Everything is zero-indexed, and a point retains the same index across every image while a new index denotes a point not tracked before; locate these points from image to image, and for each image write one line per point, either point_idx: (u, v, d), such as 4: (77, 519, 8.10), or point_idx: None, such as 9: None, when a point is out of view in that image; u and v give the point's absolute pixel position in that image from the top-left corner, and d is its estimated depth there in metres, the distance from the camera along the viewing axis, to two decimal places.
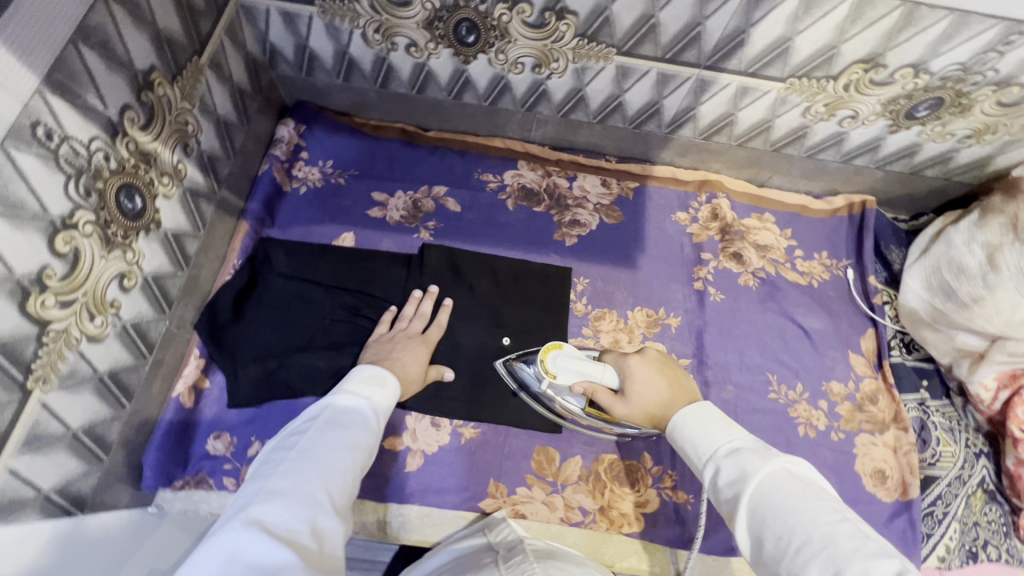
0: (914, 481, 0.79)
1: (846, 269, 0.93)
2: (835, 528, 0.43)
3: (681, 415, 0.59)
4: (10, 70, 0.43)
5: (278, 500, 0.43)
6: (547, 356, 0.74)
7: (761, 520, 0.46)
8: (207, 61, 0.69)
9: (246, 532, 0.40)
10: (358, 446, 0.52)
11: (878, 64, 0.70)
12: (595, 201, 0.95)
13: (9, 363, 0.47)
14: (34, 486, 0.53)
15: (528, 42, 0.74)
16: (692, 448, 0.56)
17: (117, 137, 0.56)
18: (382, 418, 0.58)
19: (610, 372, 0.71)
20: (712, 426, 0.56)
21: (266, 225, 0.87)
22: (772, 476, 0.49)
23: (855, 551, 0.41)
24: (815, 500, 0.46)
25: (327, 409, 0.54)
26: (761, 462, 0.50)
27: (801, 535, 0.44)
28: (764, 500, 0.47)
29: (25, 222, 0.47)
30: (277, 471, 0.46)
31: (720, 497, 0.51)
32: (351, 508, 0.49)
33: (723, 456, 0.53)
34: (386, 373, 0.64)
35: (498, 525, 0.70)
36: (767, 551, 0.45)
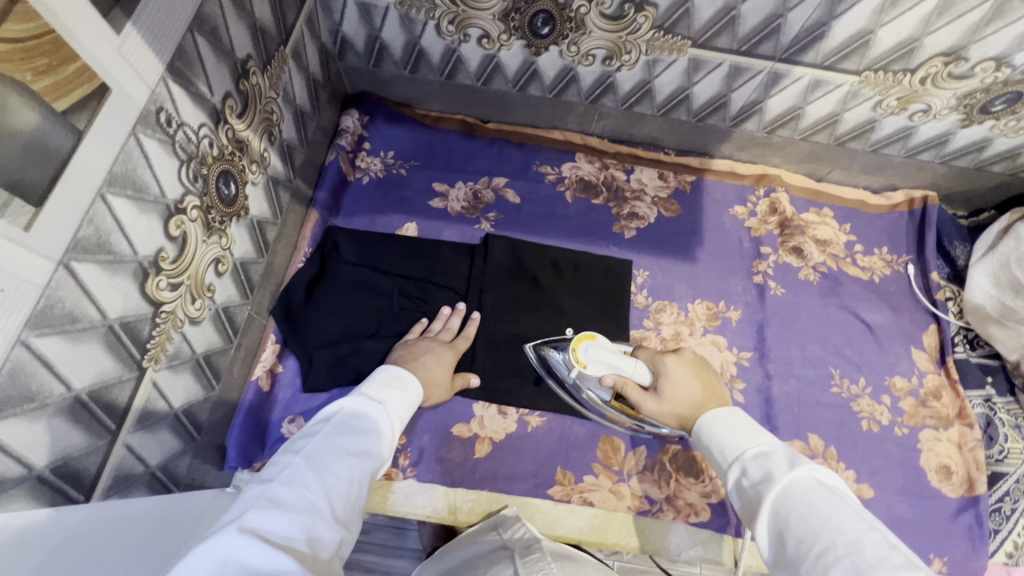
0: (981, 477, 0.79)
1: (907, 265, 0.92)
2: (861, 537, 0.43)
3: (710, 413, 0.61)
4: (142, 57, 0.44)
5: (278, 506, 0.43)
6: (578, 346, 0.71)
7: (784, 523, 0.47)
8: (290, 50, 0.70)
9: (241, 538, 0.39)
10: (368, 454, 0.52)
11: (960, 57, 0.70)
12: (652, 193, 0.96)
13: (130, 341, 0.49)
14: (144, 463, 0.55)
15: (603, 34, 0.75)
16: (718, 448, 0.57)
17: (219, 124, 0.57)
18: (397, 424, 0.58)
19: (643, 368, 0.69)
20: (741, 429, 0.57)
21: (332, 214, 0.89)
22: (799, 482, 0.49)
23: (880, 562, 0.41)
24: (842, 509, 0.45)
25: (342, 412, 0.55)
26: (788, 467, 0.50)
27: (824, 540, 0.44)
28: (789, 503, 0.47)
29: (147, 205, 0.48)
30: (282, 475, 0.46)
31: (744, 497, 0.52)
32: (355, 518, 0.48)
33: (749, 458, 0.54)
34: (409, 375, 0.66)
35: (510, 521, 0.72)
36: (788, 553, 0.46)
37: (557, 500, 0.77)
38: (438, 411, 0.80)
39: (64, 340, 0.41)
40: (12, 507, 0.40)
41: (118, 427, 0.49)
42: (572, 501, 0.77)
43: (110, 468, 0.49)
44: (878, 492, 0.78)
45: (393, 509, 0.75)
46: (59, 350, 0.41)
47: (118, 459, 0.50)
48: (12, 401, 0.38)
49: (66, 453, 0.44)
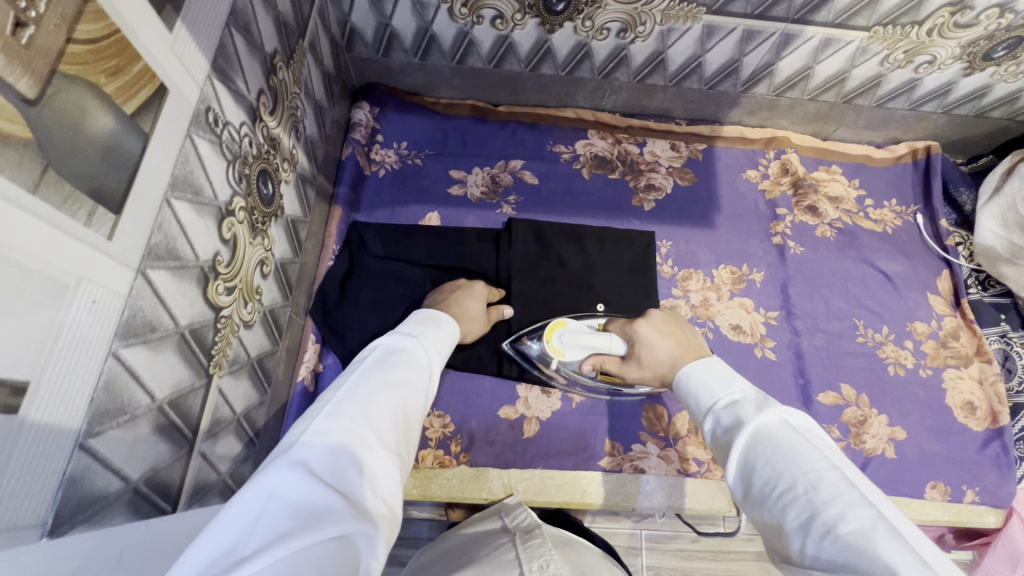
0: (1004, 409, 0.83)
1: (915, 214, 0.96)
2: (821, 476, 0.42)
3: (687, 372, 0.59)
4: (190, 54, 0.43)
5: (326, 439, 0.40)
6: (553, 334, 0.75)
7: (750, 467, 0.46)
8: (307, 43, 0.69)
9: (291, 471, 0.36)
10: (407, 388, 0.50)
11: (966, 7, 0.72)
12: (666, 164, 0.97)
13: (198, 349, 0.48)
14: (216, 471, 0.54)
15: (618, 7, 0.74)
16: (694, 400, 0.56)
17: (256, 122, 0.56)
18: (433, 361, 0.56)
19: (617, 340, 0.71)
20: (715, 378, 0.56)
21: (354, 209, 0.88)
22: (766, 425, 0.47)
23: (835, 499, 0.40)
24: (806, 450, 0.44)
25: (376, 351, 0.53)
26: (755, 412, 0.49)
27: (784, 480, 0.43)
28: (755, 446, 0.46)
29: (204, 208, 0.47)
30: (324, 412, 0.43)
31: (718, 446, 0.51)
32: (405, 450, 0.46)
33: (721, 407, 0.52)
34: (442, 315, 0.66)
35: (512, 507, 0.72)
36: (752, 490, 0.46)
37: (608, 471, 0.79)
38: (484, 395, 0.80)
39: (145, 349, 0.41)
40: (116, 521, 0.39)
41: (194, 436, 0.49)
42: (624, 470, 0.78)
43: (189, 478, 0.49)
44: (911, 433, 0.82)
45: (450, 496, 0.76)
46: (141, 360, 0.40)
47: (195, 468, 0.50)
48: (108, 415, 0.37)
49: (155, 465, 0.43)
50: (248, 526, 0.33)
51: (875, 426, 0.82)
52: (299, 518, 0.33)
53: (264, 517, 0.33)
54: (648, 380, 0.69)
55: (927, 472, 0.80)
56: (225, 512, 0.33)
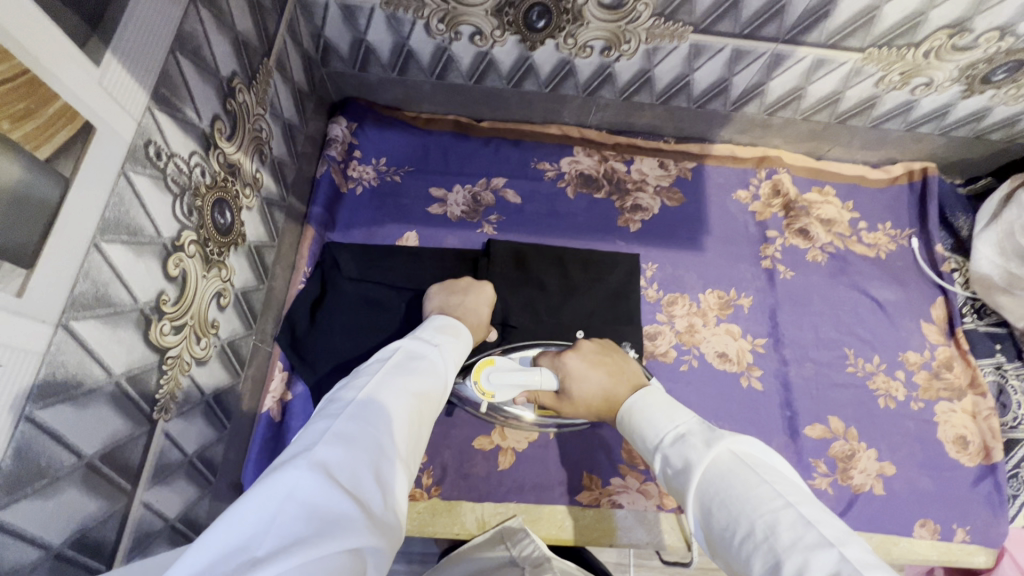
0: (997, 445, 0.80)
1: (910, 238, 0.93)
2: (777, 518, 0.39)
3: (629, 407, 0.57)
4: (125, 88, 0.40)
5: (346, 443, 0.41)
6: (480, 376, 0.68)
7: (708, 510, 0.43)
8: (274, 62, 0.66)
9: (311, 471, 0.38)
10: (423, 396, 0.50)
11: (965, 29, 0.68)
12: (654, 183, 0.94)
13: (138, 397, 0.45)
14: (163, 517, 0.52)
15: (601, 25, 0.71)
16: (641, 439, 0.53)
17: (210, 150, 0.53)
18: (449, 371, 0.56)
19: (548, 375, 0.66)
20: (658, 413, 0.53)
21: (328, 228, 0.85)
22: (716, 462, 0.45)
23: (797, 544, 0.37)
24: (758, 486, 0.41)
25: (397, 354, 0.53)
26: (703, 448, 0.46)
27: (743, 524, 0.40)
28: (709, 486, 0.44)
29: (144, 246, 0.44)
30: (346, 411, 0.44)
31: (673, 488, 0.48)
32: (413, 458, 0.47)
33: (668, 443, 0.49)
34: (460, 324, 0.64)
35: (518, 535, 0.70)
36: (716, 536, 0.43)
37: (585, 505, 0.76)
38: (458, 426, 0.78)
39: (70, 406, 0.38)
40: None
41: (135, 486, 0.46)
42: (601, 505, 0.76)
43: (129, 529, 0.46)
44: (900, 468, 0.79)
45: (421, 530, 0.73)
46: (67, 419, 0.38)
47: (137, 519, 0.47)
48: (21, 482, 0.34)
49: (83, 524, 0.41)
50: (266, 523, 0.34)
51: (863, 461, 0.79)
52: (315, 524, 0.35)
53: (281, 518, 0.34)
54: (590, 415, 0.65)
55: (916, 510, 0.77)
56: (245, 507, 0.35)
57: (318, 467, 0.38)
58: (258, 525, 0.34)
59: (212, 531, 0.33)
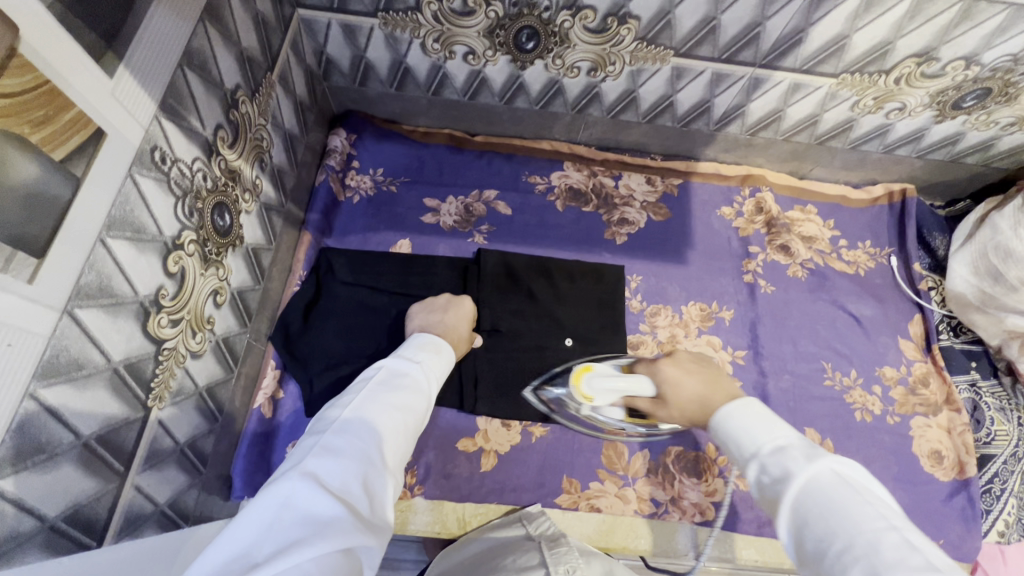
0: (971, 460, 0.81)
1: (889, 257, 0.95)
2: (881, 537, 0.38)
3: (723, 413, 0.54)
4: (135, 98, 0.44)
5: (335, 454, 0.44)
6: (580, 381, 0.70)
7: (803, 521, 0.42)
8: (277, 76, 0.70)
9: (302, 482, 0.40)
10: (408, 409, 0.53)
11: (931, 58, 0.72)
12: (641, 198, 0.97)
13: (134, 382, 0.48)
14: (153, 501, 0.55)
15: (587, 47, 0.75)
16: (735, 445, 0.51)
17: (212, 156, 0.57)
18: (432, 385, 0.59)
19: (644, 381, 0.67)
20: (756, 421, 0.51)
21: (325, 235, 0.89)
22: (817, 477, 0.43)
23: (900, 563, 0.36)
24: (861, 506, 0.40)
25: (382, 371, 0.56)
26: (806, 462, 0.45)
27: (843, 540, 0.39)
28: (808, 500, 0.43)
29: (146, 243, 0.48)
30: (333, 426, 0.47)
31: (764, 496, 0.47)
32: (400, 468, 0.50)
33: (767, 453, 0.48)
34: (443, 342, 0.66)
35: (535, 516, 0.73)
36: (808, 549, 0.42)
37: (564, 508, 0.78)
38: (443, 427, 0.80)
39: (70, 388, 0.41)
40: (27, 560, 0.40)
41: (127, 469, 0.49)
42: (580, 508, 0.77)
43: (120, 510, 0.49)
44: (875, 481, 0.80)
45: (402, 528, 0.75)
46: (67, 399, 0.41)
47: (128, 501, 0.50)
48: (21, 456, 0.37)
49: (76, 501, 0.44)
50: (263, 531, 0.37)
51: None
52: (308, 529, 0.38)
53: (277, 526, 0.37)
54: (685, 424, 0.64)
55: None
56: (243, 517, 0.38)
57: (308, 477, 0.41)
58: (256, 533, 0.37)
59: (215, 539, 0.36)
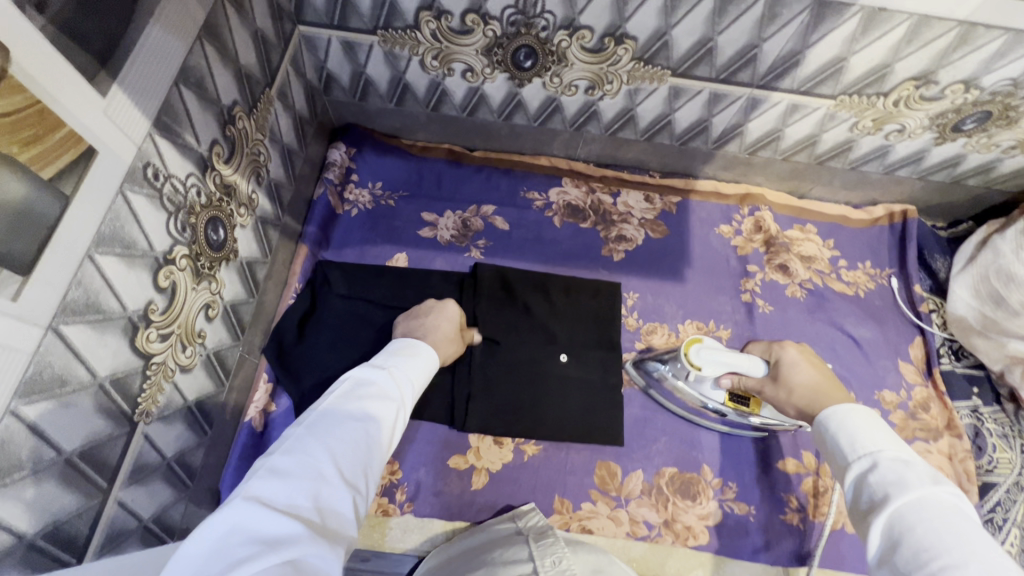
0: (972, 488, 0.79)
1: (890, 278, 0.94)
2: (998, 568, 0.38)
3: (835, 409, 0.56)
4: (128, 116, 0.44)
5: (282, 473, 0.44)
6: (689, 351, 0.70)
7: (906, 527, 0.43)
8: (276, 92, 0.71)
9: (246, 504, 0.41)
10: (370, 417, 0.52)
11: (930, 81, 0.72)
12: (639, 215, 0.97)
13: (120, 397, 0.48)
14: (138, 517, 0.54)
15: (584, 66, 0.76)
16: (847, 444, 0.52)
17: (207, 172, 0.57)
18: (404, 392, 0.58)
19: (756, 362, 0.69)
20: (882, 433, 0.51)
21: (321, 247, 0.89)
22: (937, 498, 0.44)
23: None
24: (980, 539, 0.40)
25: (347, 382, 0.55)
26: (931, 480, 0.45)
27: (950, 557, 0.39)
28: (916, 510, 0.43)
29: (136, 258, 0.48)
30: (286, 443, 0.47)
31: (863, 496, 0.48)
32: (368, 479, 0.49)
33: (886, 460, 0.48)
34: (419, 342, 0.67)
35: (528, 513, 0.72)
36: (899, 558, 0.42)
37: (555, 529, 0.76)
38: (434, 444, 0.79)
39: (53, 404, 0.41)
40: None
41: (110, 485, 0.49)
42: (571, 530, 0.76)
43: (102, 526, 0.49)
44: None
45: (390, 545, 0.74)
46: (48, 415, 0.41)
47: (111, 517, 0.50)
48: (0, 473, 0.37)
49: (56, 518, 0.43)
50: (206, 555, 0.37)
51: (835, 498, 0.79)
52: (249, 548, 0.38)
53: (219, 550, 0.38)
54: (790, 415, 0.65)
55: None
56: (189, 543, 0.39)
57: (253, 497, 0.41)
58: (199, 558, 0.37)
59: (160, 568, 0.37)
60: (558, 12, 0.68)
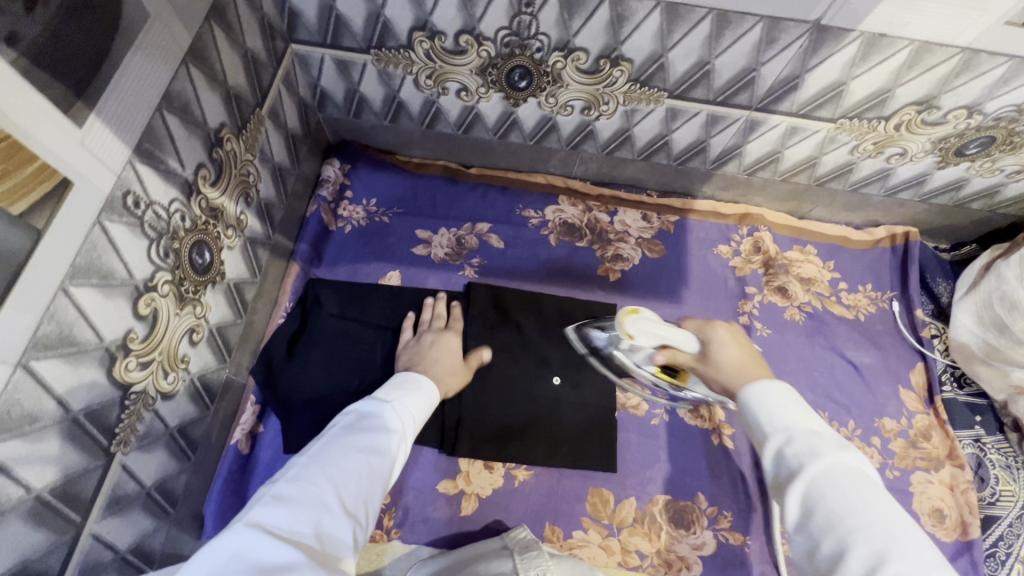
0: (974, 520, 0.77)
1: (891, 301, 0.93)
2: (897, 528, 0.41)
3: (756, 386, 0.54)
4: (106, 145, 0.44)
5: (286, 500, 0.43)
6: (624, 320, 0.65)
7: (819, 496, 0.44)
8: (266, 111, 0.71)
9: (249, 530, 0.40)
10: (376, 449, 0.51)
11: (932, 106, 0.70)
12: (636, 234, 0.95)
13: (95, 429, 0.47)
14: (113, 548, 0.53)
15: (580, 87, 0.75)
16: (762, 418, 0.51)
17: (192, 196, 0.57)
18: (407, 424, 0.57)
19: (687, 336, 0.64)
20: (790, 403, 0.51)
21: (313, 265, 0.88)
22: (846, 466, 0.45)
23: (914, 554, 0.39)
24: (884, 502, 0.42)
25: (351, 414, 0.55)
26: (838, 449, 0.46)
27: (862, 523, 0.41)
28: (829, 480, 0.44)
29: (114, 288, 0.47)
30: (290, 472, 0.47)
31: (777, 468, 0.48)
32: (369, 512, 0.48)
33: (799, 432, 0.48)
34: (421, 376, 0.65)
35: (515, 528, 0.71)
36: (816, 527, 0.43)
37: None
38: (423, 468, 0.78)
39: (21, 442, 0.40)
40: None
41: (84, 518, 0.48)
42: None
43: (74, 560, 0.48)
44: None
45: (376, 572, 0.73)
46: (15, 453, 0.40)
47: (85, 550, 0.49)
48: None
49: (24, 557, 0.42)
50: None
51: None
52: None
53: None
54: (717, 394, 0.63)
55: None
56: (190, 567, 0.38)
57: (256, 524, 0.40)
58: None
59: None
60: (553, 34, 0.67)
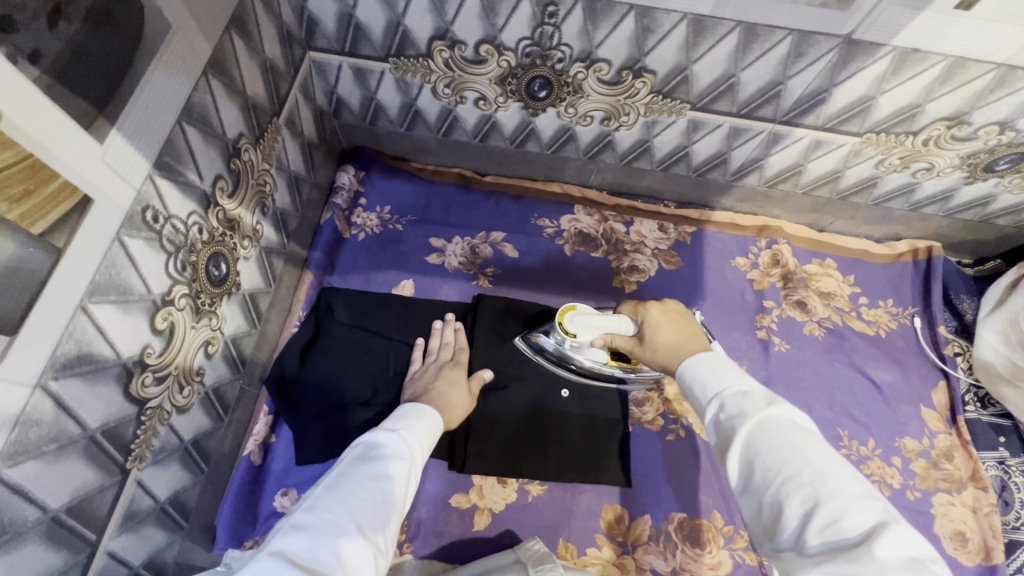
0: (998, 545, 0.76)
1: (912, 317, 0.91)
2: (828, 468, 0.39)
3: (690, 360, 0.53)
4: (127, 160, 0.43)
5: (304, 530, 0.43)
6: (564, 318, 0.69)
7: (753, 452, 0.42)
8: (283, 119, 0.70)
9: (269, 561, 0.39)
10: (390, 476, 0.51)
11: (963, 122, 0.68)
12: (652, 245, 0.94)
13: (112, 447, 0.47)
14: (125, 563, 0.53)
15: (601, 98, 0.74)
16: (698, 388, 0.49)
17: (209, 208, 0.56)
18: (417, 451, 0.57)
19: (625, 320, 0.65)
20: (722, 368, 0.49)
21: (327, 273, 0.87)
22: (775, 419, 0.43)
23: (843, 491, 0.38)
24: (816, 446, 0.41)
25: (360, 445, 0.54)
26: (765, 404, 0.44)
27: (792, 469, 0.40)
28: (761, 435, 0.42)
29: (133, 304, 0.46)
30: (306, 504, 0.46)
31: (717, 433, 0.46)
32: (387, 539, 0.47)
33: (728, 394, 0.46)
34: (426, 406, 0.65)
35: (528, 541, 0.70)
36: (753, 484, 0.42)
37: None
38: (436, 481, 0.77)
39: (39, 464, 0.40)
40: None
41: (98, 536, 0.48)
42: None
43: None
44: None
45: None
46: (33, 475, 0.39)
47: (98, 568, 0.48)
48: None
49: None
50: None
51: None
52: None
53: None
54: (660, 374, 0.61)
55: None
56: None
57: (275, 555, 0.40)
58: None
59: None
60: (575, 45, 0.66)
